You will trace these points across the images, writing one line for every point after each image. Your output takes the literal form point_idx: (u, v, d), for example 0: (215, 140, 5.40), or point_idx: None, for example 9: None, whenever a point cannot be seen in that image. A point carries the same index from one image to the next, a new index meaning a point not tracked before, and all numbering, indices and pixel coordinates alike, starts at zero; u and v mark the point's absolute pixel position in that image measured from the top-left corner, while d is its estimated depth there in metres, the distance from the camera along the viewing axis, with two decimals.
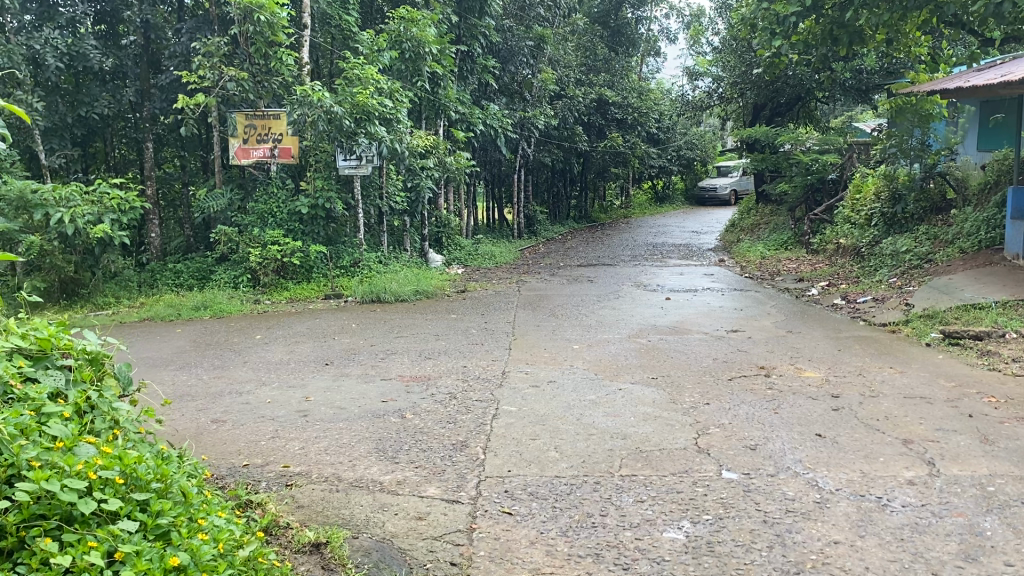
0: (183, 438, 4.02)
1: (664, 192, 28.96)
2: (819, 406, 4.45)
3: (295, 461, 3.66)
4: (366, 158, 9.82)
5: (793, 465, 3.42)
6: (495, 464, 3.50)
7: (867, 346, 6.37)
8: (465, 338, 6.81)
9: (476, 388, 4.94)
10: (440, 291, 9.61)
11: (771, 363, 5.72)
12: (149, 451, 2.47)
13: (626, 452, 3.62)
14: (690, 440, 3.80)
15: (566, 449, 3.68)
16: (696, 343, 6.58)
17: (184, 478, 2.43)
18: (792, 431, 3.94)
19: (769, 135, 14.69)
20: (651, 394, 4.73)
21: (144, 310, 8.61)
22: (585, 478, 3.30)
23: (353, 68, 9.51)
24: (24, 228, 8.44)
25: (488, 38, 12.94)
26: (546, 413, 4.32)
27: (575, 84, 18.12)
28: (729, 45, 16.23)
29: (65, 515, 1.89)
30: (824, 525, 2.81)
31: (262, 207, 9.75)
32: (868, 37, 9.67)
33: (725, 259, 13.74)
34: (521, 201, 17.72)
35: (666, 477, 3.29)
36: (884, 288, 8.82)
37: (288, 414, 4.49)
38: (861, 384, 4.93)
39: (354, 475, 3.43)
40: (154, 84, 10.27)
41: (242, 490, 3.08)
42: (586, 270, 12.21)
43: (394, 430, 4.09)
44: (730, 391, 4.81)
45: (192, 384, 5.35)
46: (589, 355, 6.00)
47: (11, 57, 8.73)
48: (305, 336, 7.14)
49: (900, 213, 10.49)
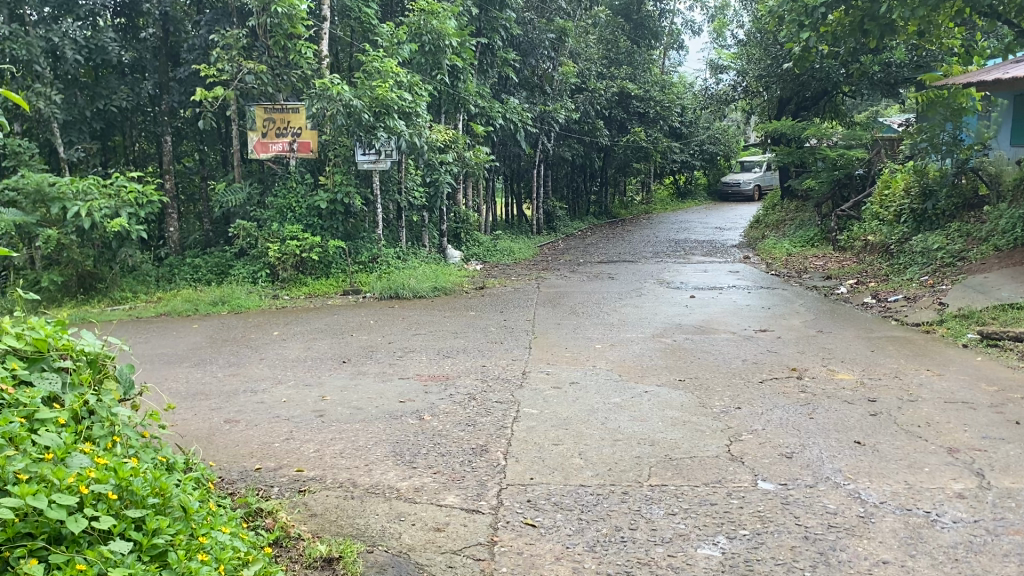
0: (195, 441, 3.88)
1: (686, 187, 28.72)
2: (856, 410, 4.25)
3: (309, 464, 3.51)
4: (385, 152, 9.59)
5: (832, 475, 3.24)
6: (517, 471, 3.33)
7: (901, 347, 6.15)
8: (485, 336, 6.64)
9: (496, 389, 4.78)
10: (459, 288, 9.46)
11: (803, 364, 5.52)
12: (150, 461, 2.33)
13: (655, 460, 3.45)
14: (722, 447, 3.62)
15: (591, 455, 3.52)
16: (723, 344, 6.37)
17: (185, 489, 2.27)
18: (829, 438, 3.75)
19: (794, 130, 14.41)
20: (679, 397, 4.55)
21: (161, 305, 8.49)
22: (612, 488, 3.12)
23: (373, 61, 9.38)
24: (42, 221, 8.47)
25: (508, 31, 12.76)
26: (569, 416, 4.15)
27: (596, 77, 17.93)
28: (756, 38, 15.96)
29: (53, 533, 1.75)
30: (871, 542, 2.63)
31: (281, 201, 9.63)
32: (900, 28, 9.39)
33: (749, 255, 13.53)
34: (540, 196, 17.54)
35: (698, 488, 3.11)
36: (915, 286, 8.58)
37: (303, 414, 4.34)
38: (898, 387, 4.72)
39: (370, 481, 3.27)
40: (173, 77, 10.18)
41: (252, 497, 2.94)
42: (607, 267, 12.01)
43: (412, 433, 3.93)
44: (762, 394, 4.63)
45: (207, 382, 5.21)
46: (612, 355, 5.83)
47: (29, 49, 8.66)
48: (322, 333, 6.99)
49: (930, 209, 10.20)
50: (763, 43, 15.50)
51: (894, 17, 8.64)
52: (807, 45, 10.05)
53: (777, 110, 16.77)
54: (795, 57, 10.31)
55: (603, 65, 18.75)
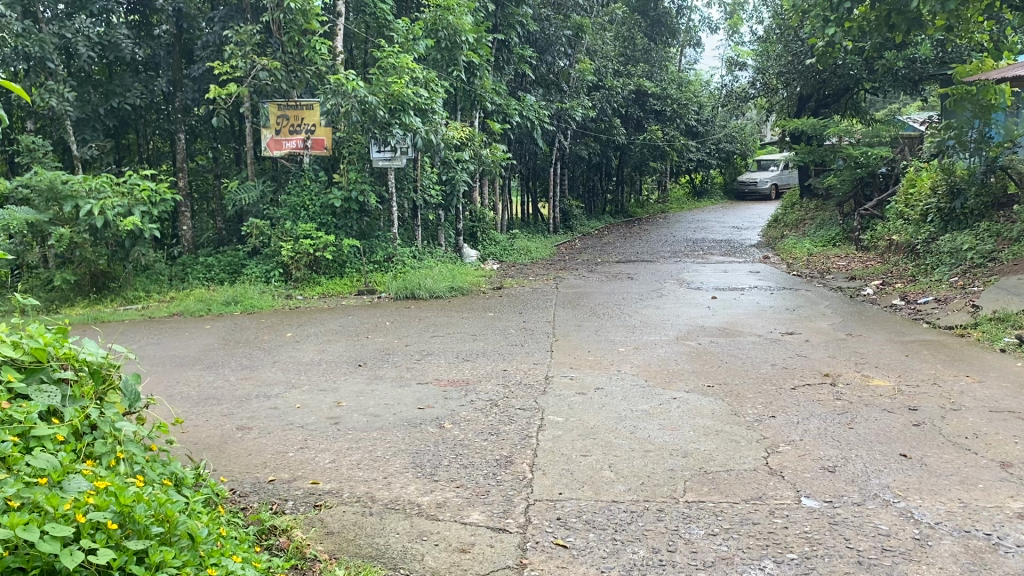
0: (206, 450, 3.72)
1: (702, 186, 28.49)
2: (897, 420, 4.05)
3: (324, 476, 3.34)
4: (400, 149, 9.46)
5: (880, 492, 3.04)
6: (545, 486, 3.15)
7: (935, 351, 5.94)
8: (504, 339, 6.47)
9: (517, 395, 4.60)
10: (476, 288, 9.30)
11: (835, 369, 5.32)
12: (155, 481, 2.15)
13: (690, 473, 3.26)
14: (759, 459, 3.44)
15: (622, 468, 3.33)
16: (749, 347, 6.18)
17: (191, 513, 2.09)
18: (872, 450, 3.55)
19: (816, 129, 14.04)
20: (710, 405, 4.35)
21: (174, 305, 8.38)
22: (646, 505, 2.94)
23: (387, 57, 9.22)
24: (54, 220, 8.38)
25: (525, 27, 12.59)
26: (595, 425, 3.97)
27: (613, 75, 17.72)
28: (776, 35, 15.72)
29: (46, 567, 1.59)
30: (931, 568, 2.44)
31: (295, 199, 9.49)
32: (927, 23, 9.13)
33: (770, 255, 13.31)
34: (556, 195, 17.33)
35: (739, 505, 2.92)
36: (945, 288, 8.35)
37: (319, 421, 4.18)
38: (938, 395, 4.52)
39: (389, 495, 3.10)
40: (186, 74, 10.04)
41: (265, 513, 2.80)
42: (625, 267, 11.81)
43: (431, 442, 3.76)
44: (795, 401, 4.44)
45: (219, 386, 5.06)
46: (636, 359, 5.63)
47: (43, 47, 8.56)
48: (338, 334, 6.84)
49: (958, 209, 9.90)
50: (784, 39, 15.27)
51: (921, 12, 8.41)
52: (832, 41, 9.77)
53: (797, 107, 16.53)
54: (819, 53, 9.94)
55: (620, 62, 18.52)
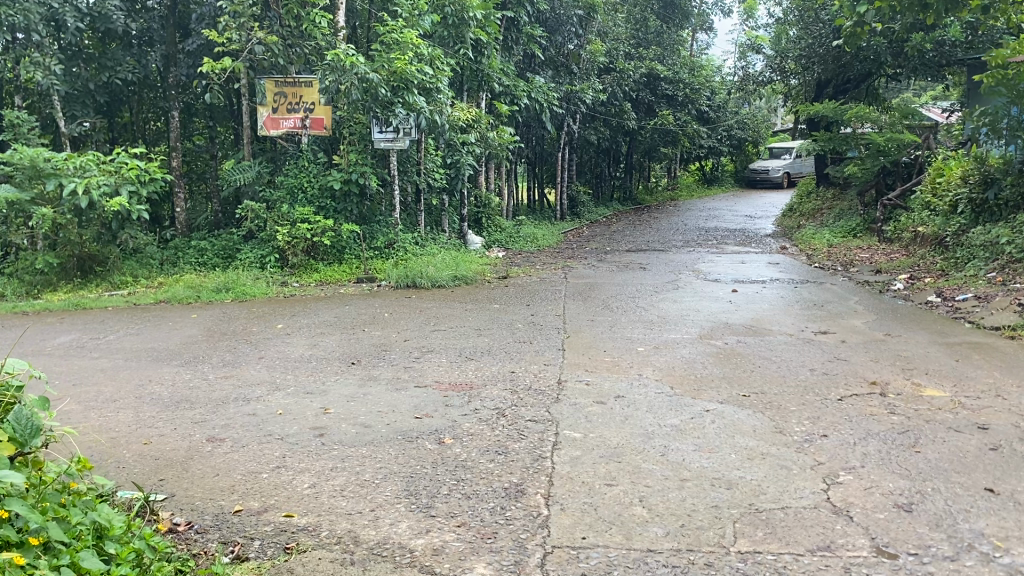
0: (169, 468, 3.18)
1: (711, 174, 27.95)
2: (971, 442, 3.48)
3: (300, 508, 2.79)
4: (404, 130, 8.80)
5: (975, 541, 2.50)
6: (563, 526, 2.60)
7: (989, 356, 5.37)
8: (512, 334, 5.90)
9: (528, 403, 4.05)
10: (481, 277, 8.70)
11: (883, 377, 4.74)
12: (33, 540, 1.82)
13: (740, 513, 2.71)
14: (818, 493, 2.88)
15: (656, 503, 2.79)
16: (784, 347, 5.63)
17: None
18: (950, 483, 2.99)
19: (837, 113, 13.30)
20: (751, 420, 3.80)
21: (161, 291, 7.81)
22: (691, 557, 2.40)
23: (391, 31, 8.59)
24: (37, 199, 7.81)
25: (535, 5, 11.98)
26: (620, 443, 3.42)
27: (625, 57, 17.10)
28: (794, 17, 15.06)
29: None
30: None
31: (291, 180, 8.93)
32: (964, 3, 8.45)
33: (787, 245, 12.76)
34: (565, 181, 16.74)
35: (805, 559, 2.38)
36: (983, 283, 7.77)
37: (302, 433, 3.63)
38: (1009, 412, 3.94)
39: (375, 536, 2.55)
40: (182, 49, 9.34)
41: (218, 563, 2.30)
42: (637, 256, 11.22)
43: (428, 463, 3.21)
44: (848, 416, 3.88)
45: (196, 386, 4.51)
46: (659, 361, 5.08)
47: (27, 17, 7.99)
48: (331, 327, 6.29)
49: (992, 200, 9.30)
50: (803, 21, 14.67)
51: None
52: (862, 20, 9.02)
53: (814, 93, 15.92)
54: (845, 34, 9.28)
55: (631, 46, 17.93)
